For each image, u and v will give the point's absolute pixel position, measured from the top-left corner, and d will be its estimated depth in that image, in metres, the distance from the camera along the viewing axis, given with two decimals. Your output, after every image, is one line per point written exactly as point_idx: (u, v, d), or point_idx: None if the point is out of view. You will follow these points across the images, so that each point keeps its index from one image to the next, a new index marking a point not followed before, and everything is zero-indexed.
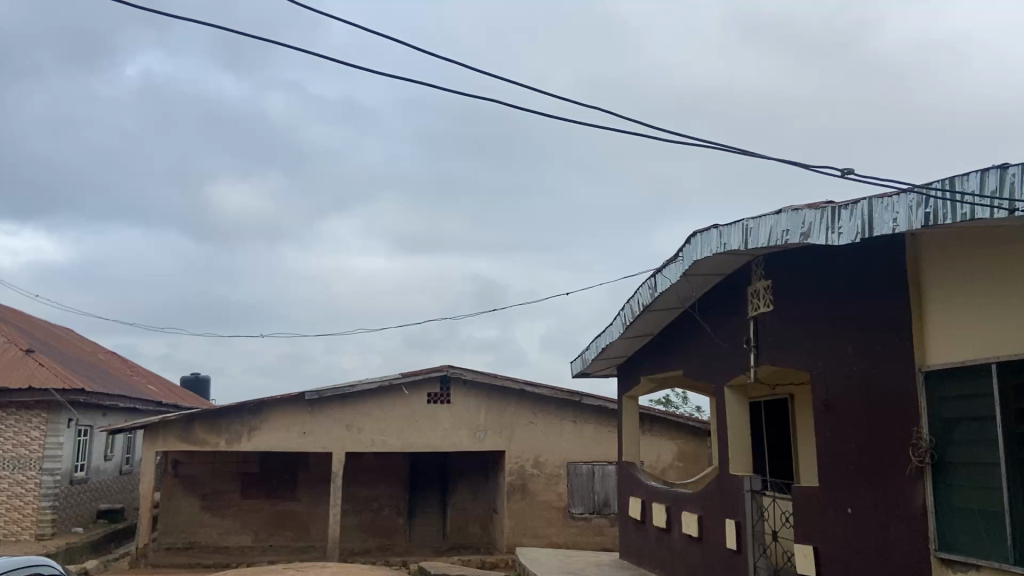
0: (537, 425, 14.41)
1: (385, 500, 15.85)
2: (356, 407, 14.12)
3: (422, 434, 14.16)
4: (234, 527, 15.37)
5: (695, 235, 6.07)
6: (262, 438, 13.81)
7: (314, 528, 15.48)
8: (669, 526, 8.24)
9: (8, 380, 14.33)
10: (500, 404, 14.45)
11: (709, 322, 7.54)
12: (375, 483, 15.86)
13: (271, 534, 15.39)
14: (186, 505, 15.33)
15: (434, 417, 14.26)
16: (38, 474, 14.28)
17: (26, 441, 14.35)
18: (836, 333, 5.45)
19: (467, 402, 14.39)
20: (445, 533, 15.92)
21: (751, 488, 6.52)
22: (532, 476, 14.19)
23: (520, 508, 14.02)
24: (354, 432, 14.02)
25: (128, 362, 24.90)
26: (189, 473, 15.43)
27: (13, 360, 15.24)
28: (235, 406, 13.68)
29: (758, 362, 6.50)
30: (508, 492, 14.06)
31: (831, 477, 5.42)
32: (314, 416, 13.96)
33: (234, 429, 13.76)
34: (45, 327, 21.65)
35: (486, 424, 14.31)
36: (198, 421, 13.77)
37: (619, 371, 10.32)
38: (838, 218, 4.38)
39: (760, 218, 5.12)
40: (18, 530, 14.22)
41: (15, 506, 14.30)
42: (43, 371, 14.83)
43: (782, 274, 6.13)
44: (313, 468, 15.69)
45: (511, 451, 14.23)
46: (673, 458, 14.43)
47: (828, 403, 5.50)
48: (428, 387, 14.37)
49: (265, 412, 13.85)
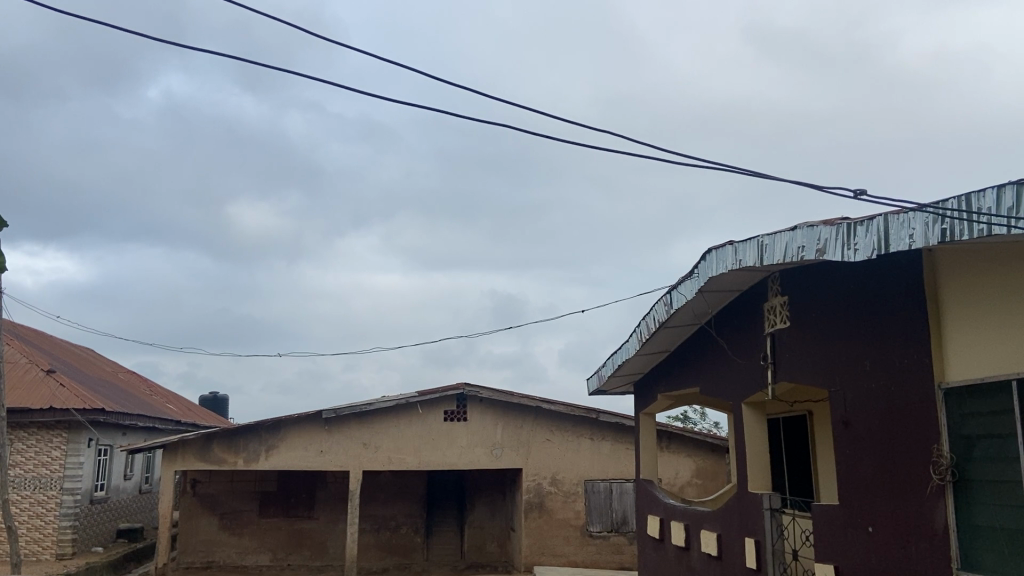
0: (553, 443, 14.36)
1: (402, 519, 15.80)
2: (373, 425, 14.13)
3: (439, 452, 14.13)
4: (252, 546, 15.37)
5: (709, 252, 6.06)
6: (280, 457, 13.84)
7: (332, 547, 15.48)
8: (688, 544, 8.16)
9: (30, 401, 14.50)
10: (516, 421, 14.42)
11: (725, 339, 7.51)
12: (392, 501, 15.83)
13: (289, 554, 15.37)
14: (204, 524, 15.38)
15: (451, 435, 14.24)
16: (58, 494, 14.40)
17: (46, 461, 14.46)
18: (855, 349, 5.41)
19: (484, 419, 14.37)
20: (463, 551, 15.87)
21: (770, 505, 6.44)
22: (550, 494, 14.12)
23: (538, 526, 13.95)
24: (370, 450, 14.02)
25: (147, 381, 25.13)
26: (207, 492, 15.47)
27: (34, 380, 15.39)
28: (253, 425, 13.74)
29: (775, 379, 6.46)
30: (526, 510, 13.99)
31: (850, 494, 5.36)
32: (330, 435, 13.98)
33: (251, 448, 13.81)
34: (66, 348, 21.88)
35: (503, 442, 14.28)
36: (217, 440, 13.82)
37: (636, 389, 10.30)
38: (854, 235, 4.36)
39: (776, 234, 5.10)
40: (39, 550, 14.33)
41: (35, 526, 14.41)
42: (63, 391, 14.97)
43: (798, 289, 6.10)
44: (330, 486, 15.72)
45: (528, 469, 14.18)
46: (691, 475, 14.32)
47: (847, 420, 5.45)
48: (444, 405, 14.37)
49: (282, 431, 13.90)
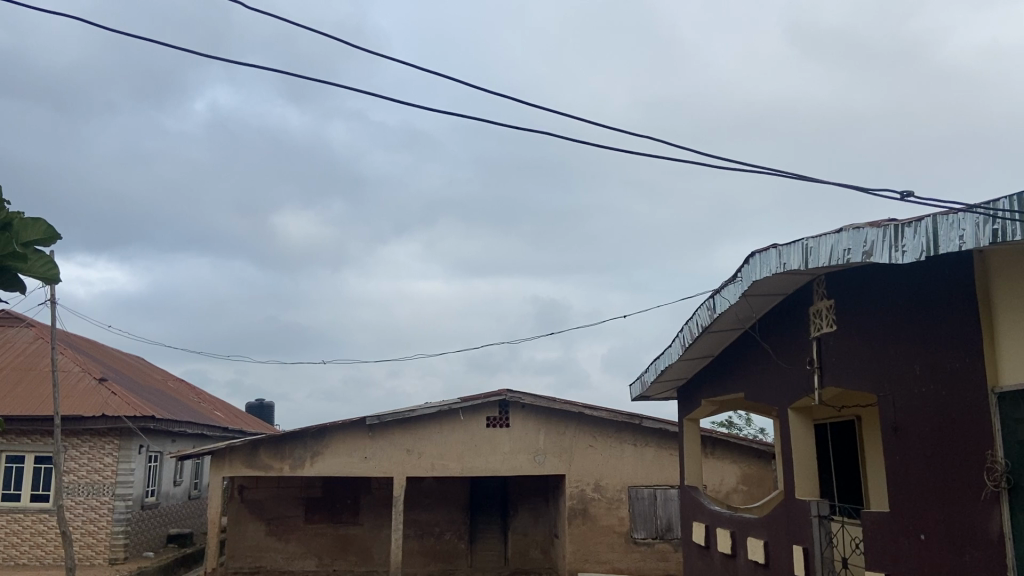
0: (597, 449, 14.30)
1: (446, 525, 15.85)
2: (416, 431, 14.21)
3: (482, 459, 14.16)
4: (299, 552, 15.56)
5: (752, 256, 5.99)
6: (325, 463, 13.99)
7: (377, 553, 15.61)
8: (734, 552, 8.07)
9: (83, 408, 14.89)
10: (559, 428, 14.38)
11: (770, 344, 7.41)
12: (436, 507, 15.90)
13: (334, 559, 15.53)
14: (252, 530, 15.60)
15: (494, 441, 14.25)
16: (111, 499, 14.76)
17: (99, 467, 14.83)
18: (903, 354, 5.30)
19: (526, 425, 14.35)
20: (506, 558, 15.87)
21: (818, 512, 6.33)
22: (593, 500, 14.05)
23: (581, 532, 13.90)
24: (413, 456, 14.10)
25: (194, 388, 25.62)
26: (254, 498, 15.70)
27: (87, 389, 15.80)
28: (299, 431, 13.92)
29: (821, 384, 6.36)
30: (569, 516, 13.94)
31: (901, 502, 5.25)
32: (374, 442, 14.10)
33: (298, 454, 13.98)
34: (117, 356, 22.43)
35: (545, 448, 14.25)
36: (263, 446, 14.01)
37: (680, 394, 10.21)
38: (901, 237, 4.28)
39: (820, 238, 5.03)
40: (92, 555, 14.68)
41: (89, 531, 14.77)
42: (115, 399, 15.35)
43: (845, 293, 5.99)
44: (374, 492, 15.85)
45: (571, 475, 14.13)
46: (737, 481, 14.15)
47: (896, 425, 5.34)
48: (486, 412, 14.38)
49: (327, 437, 14.07)
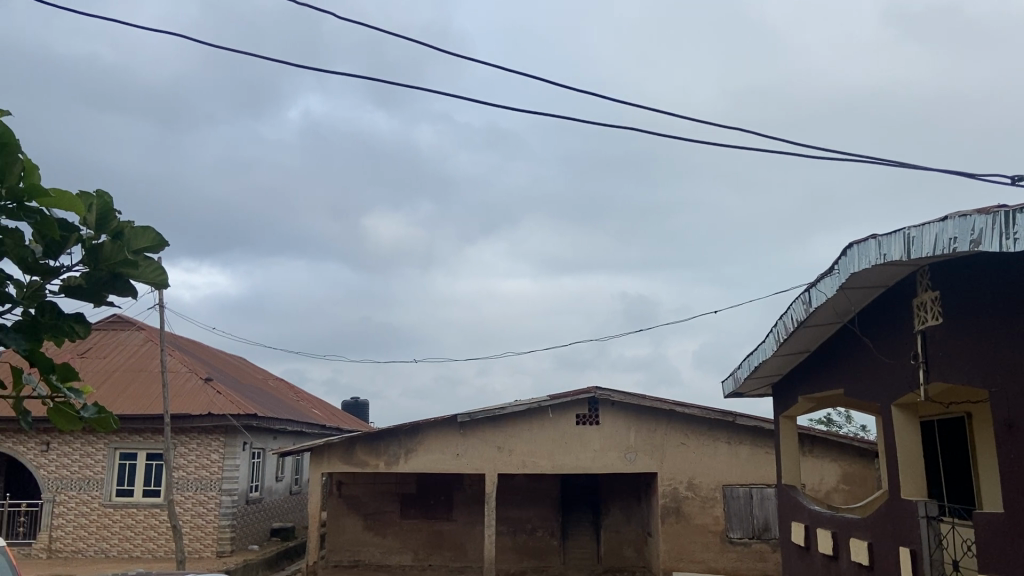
0: (689, 447, 14.08)
1: (538, 522, 15.92)
2: (507, 429, 14.32)
3: (572, 457, 14.14)
4: (395, 546, 15.91)
5: (850, 247, 5.78)
6: (418, 460, 14.27)
7: (471, 549, 15.81)
8: (835, 553, 7.81)
9: (191, 407, 15.73)
10: (650, 425, 14.22)
11: (870, 338, 7.14)
12: (528, 504, 15.98)
13: (429, 554, 15.81)
14: (350, 524, 16.05)
15: (584, 439, 14.21)
16: (218, 494, 15.46)
17: (207, 463, 15.56)
18: (1015, 347, 5.00)
19: (617, 423, 14.26)
20: (599, 556, 15.82)
21: (926, 513, 6.06)
22: (687, 499, 13.84)
23: (675, 531, 13.71)
24: (504, 453, 14.21)
25: (293, 387, 26.59)
26: (351, 494, 16.17)
27: (194, 388, 16.66)
28: (393, 429, 14.25)
29: (927, 380, 6.08)
30: (662, 515, 13.78)
31: (1017, 503, 4.96)
32: (465, 439, 14.28)
33: (392, 451, 14.32)
34: (221, 356, 23.53)
35: (636, 446, 14.13)
36: (359, 443, 14.39)
37: (775, 392, 9.94)
38: (1013, 223, 4.04)
39: (923, 226, 4.81)
40: (202, 547, 15.33)
41: (198, 524, 15.44)
42: (219, 398, 16.15)
43: (952, 284, 5.71)
44: (466, 489, 16.07)
45: (663, 473, 13.96)
46: (837, 480, 13.68)
47: (1011, 422, 5.06)
48: (576, 409, 14.36)
49: (420, 435, 14.33)
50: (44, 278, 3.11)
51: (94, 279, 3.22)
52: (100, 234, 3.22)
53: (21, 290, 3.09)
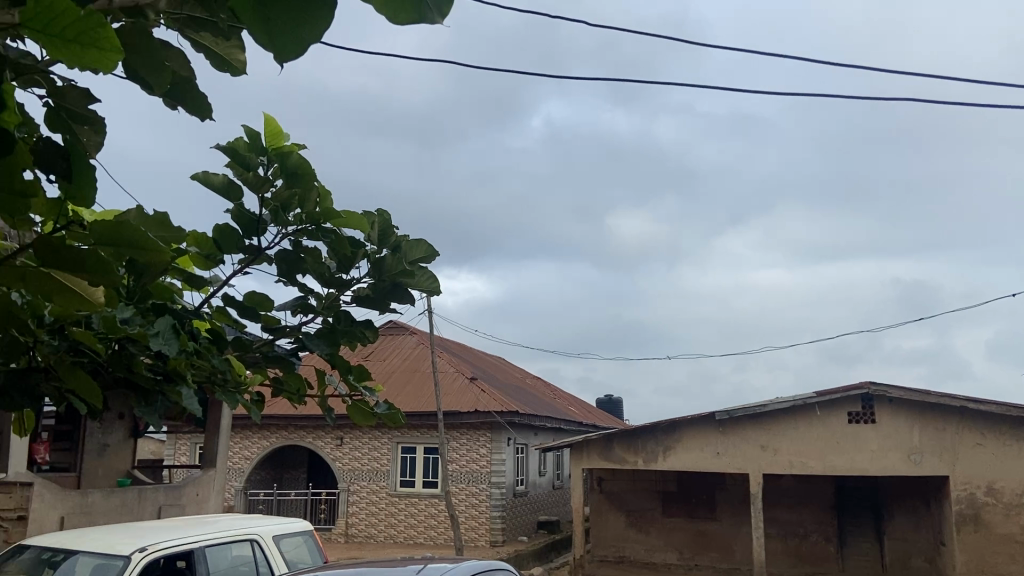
0: (986, 448, 12.59)
1: (811, 526, 15.09)
2: (771, 427, 13.70)
3: (847, 457, 13.22)
4: (660, 544, 15.87)
5: None
6: (679, 458, 14.10)
7: (738, 550, 15.36)
8: None
9: (460, 404, 16.88)
10: (936, 423, 12.89)
11: None
12: (798, 507, 15.19)
13: (695, 553, 15.58)
14: (614, 520, 16.24)
15: (859, 438, 13.22)
16: (488, 487, 16.39)
17: (476, 457, 16.58)
18: None
19: (896, 420, 13.09)
20: (883, 565, 14.63)
21: None
22: (987, 506, 12.39)
23: (974, 541, 12.32)
24: (770, 453, 13.62)
25: (551, 386, 27.55)
26: (613, 490, 16.35)
27: (462, 387, 17.89)
28: (651, 426, 14.22)
29: None
30: (957, 522, 12.43)
31: None
32: (726, 437, 13.88)
33: (652, 448, 14.30)
34: (484, 357, 24.98)
35: (921, 446, 12.88)
36: (617, 439, 14.53)
37: None
38: None
39: None
40: (476, 536, 16.34)
41: (472, 515, 16.47)
42: (484, 396, 17.21)
43: None
44: (728, 488, 15.60)
45: (956, 477, 12.60)
46: None
47: None
48: (847, 406, 13.40)
49: (679, 433, 14.16)
50: (340, 289, 3.51)
51: (380, 289, 3.57)
52: (383, 248, 3.55)
53: (321, 301, 3.50)
